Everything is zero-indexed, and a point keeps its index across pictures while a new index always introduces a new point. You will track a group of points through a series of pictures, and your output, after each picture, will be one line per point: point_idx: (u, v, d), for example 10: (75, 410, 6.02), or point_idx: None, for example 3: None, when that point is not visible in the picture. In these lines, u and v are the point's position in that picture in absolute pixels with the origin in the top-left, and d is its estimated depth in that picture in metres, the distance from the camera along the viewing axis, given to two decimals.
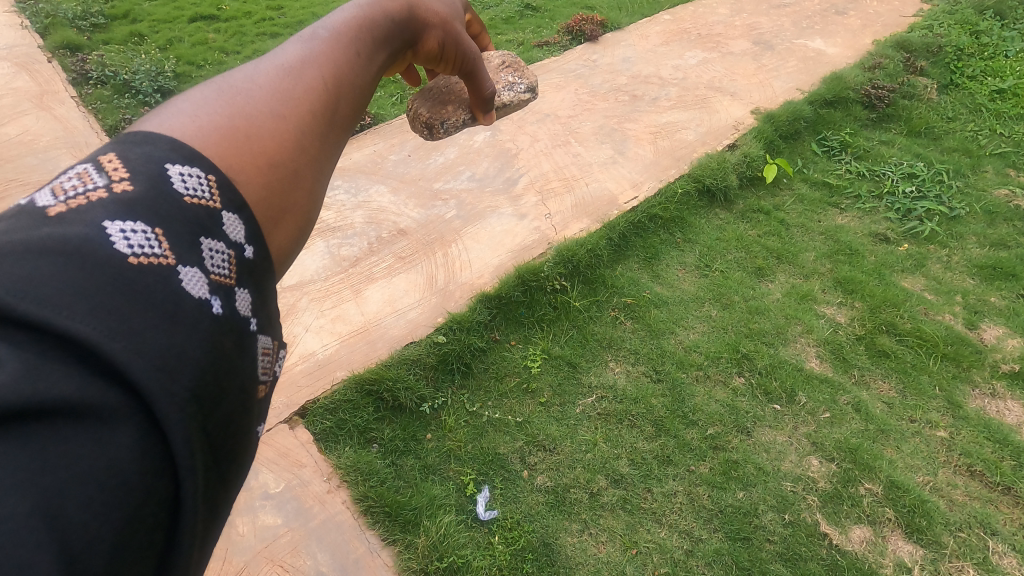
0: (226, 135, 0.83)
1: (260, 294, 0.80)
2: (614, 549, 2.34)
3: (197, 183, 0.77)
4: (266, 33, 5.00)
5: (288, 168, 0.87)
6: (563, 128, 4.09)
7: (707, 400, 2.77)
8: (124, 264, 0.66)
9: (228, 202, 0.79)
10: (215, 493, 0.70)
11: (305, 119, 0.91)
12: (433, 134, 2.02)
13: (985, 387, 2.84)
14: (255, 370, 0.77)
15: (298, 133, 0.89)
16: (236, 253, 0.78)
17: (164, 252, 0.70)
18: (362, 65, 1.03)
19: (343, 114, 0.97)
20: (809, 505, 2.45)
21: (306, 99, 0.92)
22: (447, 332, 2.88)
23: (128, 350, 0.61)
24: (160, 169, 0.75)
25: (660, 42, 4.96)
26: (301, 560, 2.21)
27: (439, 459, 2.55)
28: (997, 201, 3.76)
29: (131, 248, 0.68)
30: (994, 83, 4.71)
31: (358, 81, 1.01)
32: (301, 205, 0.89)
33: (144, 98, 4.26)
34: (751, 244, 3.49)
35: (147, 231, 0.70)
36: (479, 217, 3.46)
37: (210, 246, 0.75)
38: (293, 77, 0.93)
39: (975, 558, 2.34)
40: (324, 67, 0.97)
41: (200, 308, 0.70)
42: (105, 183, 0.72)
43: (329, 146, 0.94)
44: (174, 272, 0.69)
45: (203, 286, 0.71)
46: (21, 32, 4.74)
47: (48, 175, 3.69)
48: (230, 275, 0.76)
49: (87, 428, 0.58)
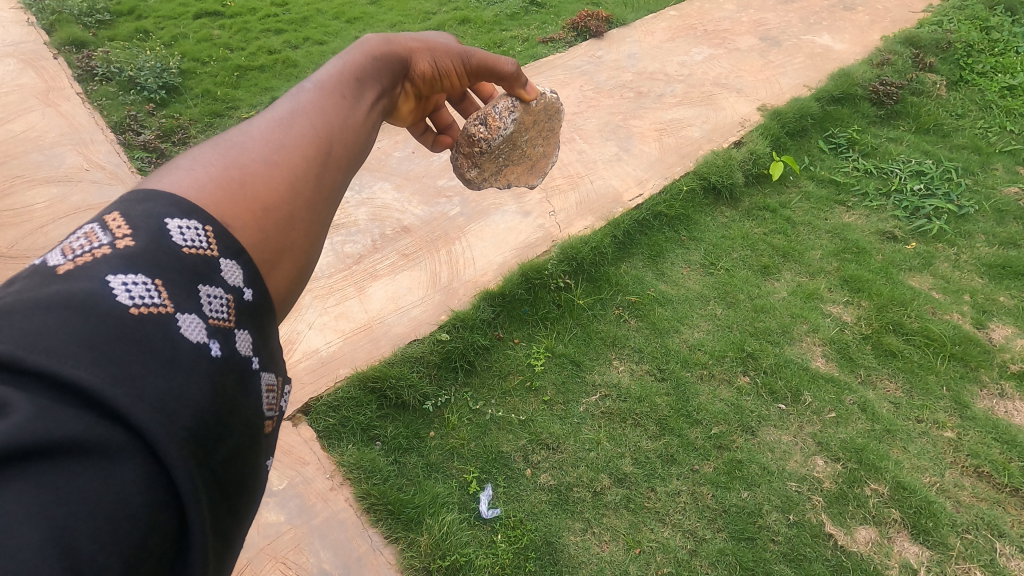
0: (221, 185, 0.89)
1: (262, 335, 0.86)
2: (617, 549, 2.33)
3: (195, 235, 0.81)
4: (271, 30, 5.00)
5: (284, 212, 0.94)
6: (567, 125, 4.07)
7: (712, 399, 2.75)
8: (126, 314, 0.69)
9: (225, 249, 0.83)
10: (225, 524, 0.74)
11: (296, 163, 0.98)
12: (490, 127, 2.09)
13: (993, 387, 2.81)
14: (258, 407, 0.81)
15: (292, 178, 0.97)
16: (235, 297, 0.83)
17: (164, 301, 0.74)
18: (348, 108, 1.12)
19: (335, 158, 1.05)
20: (814, 505, 2.43)
21: (296, 146, 1.00)
22: (451, 329, 2.87)
23: (130, 395, 0.64)
24: (160, 223, 0.79)
25: (666, 38, 4.92)
26: (304, 557, 2.21)
27: (442, 457, 2.55)
28: (1007, 199, 3.72)
29: (133, 299, 0.71)
30: (1005, 80, 4.65)
31: (346, 122, 1.10)
32: (299, 246, 0.96)
33: (149, 94, 4.26)
34: (757, 242, 3.46)
35: (148, 282, 0.73)
36: (483, 215, 3.44)
37: (208, 292, 0.79)
38: (284, 128, 1.01)
39: (982, 560, 2.31)
40: (314, 117, 1.05)
41: (199, 352, 0.73)
42: (109, 239, 0.75)
43: (324, 185, 1.01)
44: (173, 319, 0.73)
45: (201, 331, 0.75)
46: (27, 29, 4.75)
47: (53, 172, 3.70)
48: (228, 318, 0.80)
49: (95, 466, 0.61)
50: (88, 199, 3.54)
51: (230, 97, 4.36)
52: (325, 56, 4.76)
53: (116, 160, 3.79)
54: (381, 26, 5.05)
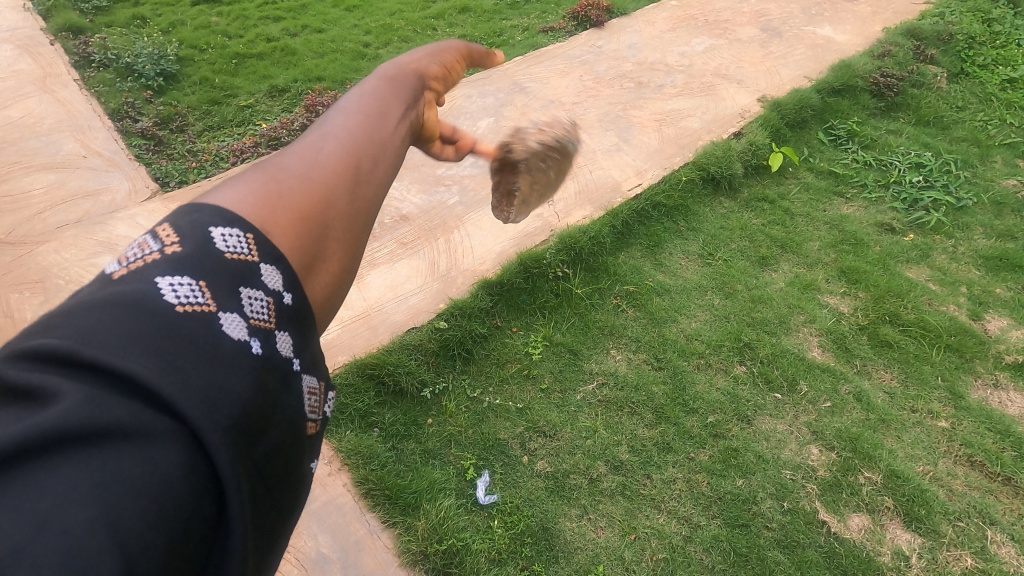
0: (262, 196, 0.87)
1: (303, 343, 0.84)
2: (612, 535, 2.35)
3: (237, 242, 0.80)
4: (269, 17, 4.97)
5: (323, 220, 0.90)
6: (567, 114, 4.06)
7: (708, 387, 2.77)
8: (173, 313, 0.69)
9: (266, 255, 0.82)
10: (266, 512, 0.75)
11: (335, 174, 0.94)
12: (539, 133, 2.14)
13: (988, 377, 2.83)
14: (299, 405, 0.81)
15: (326, 185, 0.92)
16: (275, 300, 0.81)
17: (207, 300, 0.73)
18: (391, 116, 1.08)
19: (379, 167, 1.00)
20: (807, 493, 2.45)
21: (337, 156, 0.96)
22: (449, 318, 2.88)
23: (175, 387, 0.64)
24: (203, 233, 0.78)
25: (667, 28, 4.90)
26: (302, 540, 2.23)
27: (440, 444, 2.56)
28: (1005, 192, 3.72)
29: (179, 298, 0.72)
30: (1005, 72, 4.63)
31: (389, 131, 1.05)
32: (338, 258, 0.91)
33: (147, 82, 4.24)
34: (755, 232, 3.47)
35: (194, 283, 0.74)
36: (482, 204, 3.45)
37: (249, 294, 0.78)
38: (327, 138, 0.98)
39: (973, 547, 2.33)
40: (356, 126, 1.01)
41: (241, 348, 0.73)
42: (159, 246, 0.77)
43: (367, 190, 0.97)
44: (215, 317, 0.73)
45: (243, 328, 0.75)
46: (23, 15, 4.72)
47: (51, 158, 3.68)
48: (269, 319, 0.79)
49: (138, 450, 0.61)
50: (85, 186, 3.52)
51: (228, 85, 4.34)
52: (324, 44, 4.73)
53: (114, 147, 3.78)
54: (380, 15, 5.03)
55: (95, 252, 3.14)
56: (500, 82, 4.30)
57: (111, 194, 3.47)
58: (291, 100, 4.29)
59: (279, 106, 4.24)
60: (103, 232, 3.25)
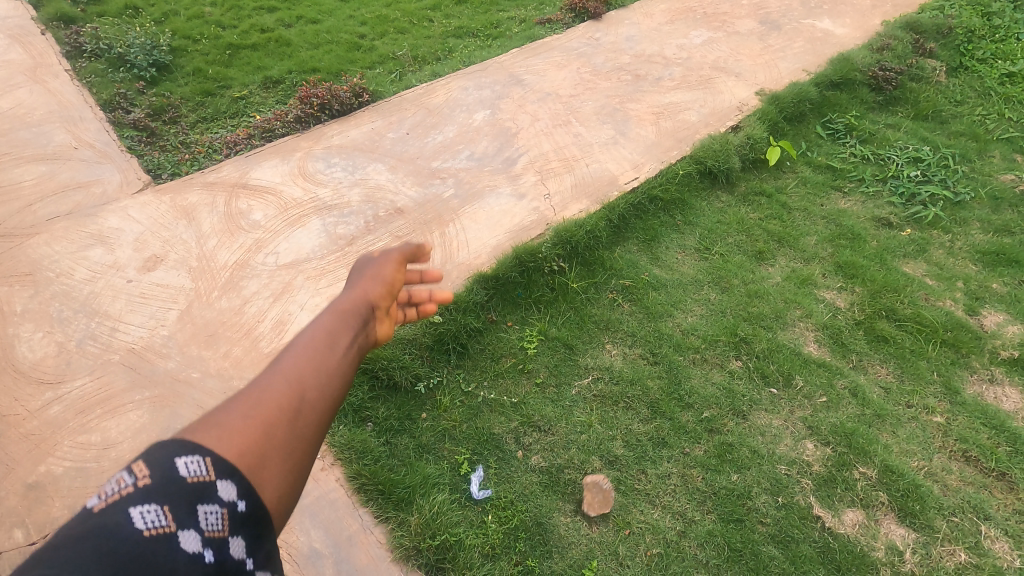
0: (214, 431, 0.91)
1: (257, 542, 0.87)
2: (606, 530, 2.34)
3: (194, 468, 0.84)
4: (264, 8, 4.91)
5: (265, 452, 0.93)
6: (564, 107, 4.03)
7: (704, 382, 2.76)
8: (139, 541, 0.75)
9: (217, 480, 0.85)
10: None
11: (281, 404, 0.99)
12: None
13: (984, 373, 2.82)
14: None
15: (274, 416, 0.97)
16: (230, 510, 0.85)
17: (169, 521, 0.78)
18: (342, 337, 1.13)
19: (324, 394, 1.04)
20: (802, 488, 2.44)
21: (285, 392, 1.01)
22: (443, 312, 2.86)
23: None
24: (166, 463, 0.82)
25: (665, 20, 4.86)
26: (294, 536, 2.21)
27: (434, 439, 2.55)
28: (1003, 187, 3.70)
29: (145, 524, 0.76)
30: (1005, 66, 4.60)
31: (337, 350, 1.10)
32: (282, 478, 0.94)
33: (139, 72, 4.19)
34: (752, 227, 3.45)
35: (159, 508, 0.78)
36: (477, 198, 3.42)
37: (207, 510, 0.82)
38: (277, 370, 1.04)
39: (967, 542, 2.33)
40: (304, 354, 1.07)
41: (197, 562, 0.77)
42: (132, 478, 0.80)
43: (312, 412, 1.01)
44: (175, 537, 0.77)
45: (201, 542, 0.79)
46: (14, 4, 4.65)
47: (41, 150, 3.64)
48: (225, 528, 0.83)
49: None
50: (76, 178, 3.47)
51: (222, 76, 4.29)
52: (319, 35, 4.68)
53: (105, 138, 3.73)
54: (376, 6, 4.98)
55: (86, 245, 3.10)
56: (497, 74, 4.26)
57: (102, 186, 3.43)
58: (285, 92, 4.25)
59: (274, 97, 4.20)
60: (94, 224, 3.21)
